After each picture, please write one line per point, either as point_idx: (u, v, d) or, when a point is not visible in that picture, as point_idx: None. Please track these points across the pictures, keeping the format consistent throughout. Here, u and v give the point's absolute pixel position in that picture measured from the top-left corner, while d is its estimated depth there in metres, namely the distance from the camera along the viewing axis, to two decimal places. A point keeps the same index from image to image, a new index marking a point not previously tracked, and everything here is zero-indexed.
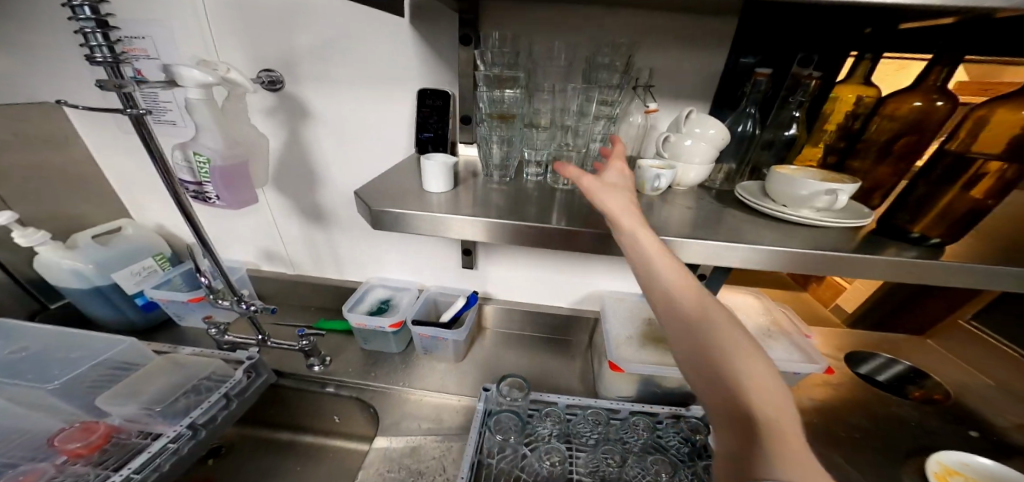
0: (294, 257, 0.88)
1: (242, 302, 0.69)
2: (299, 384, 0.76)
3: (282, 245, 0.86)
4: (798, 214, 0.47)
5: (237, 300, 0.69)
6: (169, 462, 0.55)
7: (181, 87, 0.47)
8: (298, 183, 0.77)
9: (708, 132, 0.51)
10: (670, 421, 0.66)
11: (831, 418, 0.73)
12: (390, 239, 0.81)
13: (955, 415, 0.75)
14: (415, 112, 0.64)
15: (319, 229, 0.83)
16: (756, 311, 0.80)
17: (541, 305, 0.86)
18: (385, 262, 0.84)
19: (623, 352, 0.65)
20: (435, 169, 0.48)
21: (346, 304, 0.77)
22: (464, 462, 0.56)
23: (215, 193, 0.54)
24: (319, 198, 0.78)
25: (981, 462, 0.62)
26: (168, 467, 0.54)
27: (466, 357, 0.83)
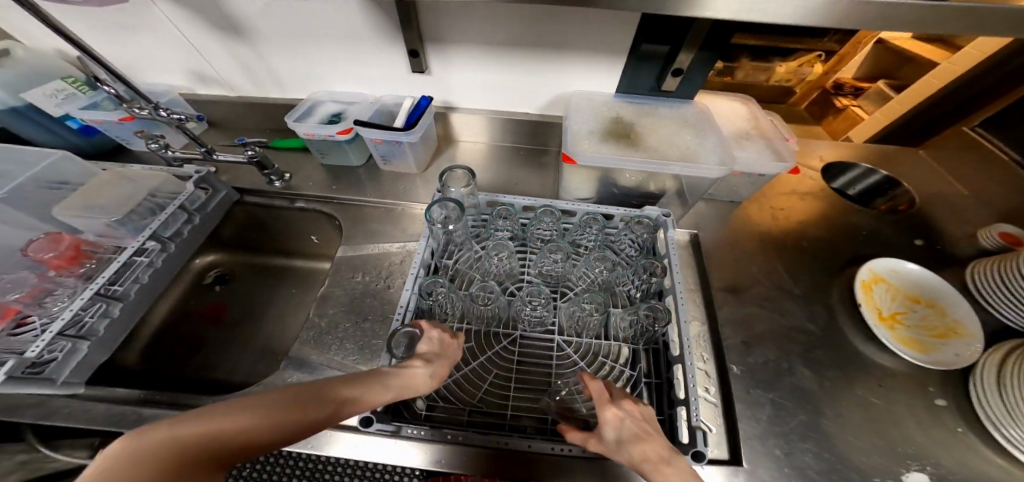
0: (224, 75, 0.77)
1: (162, 111, 0.61)
2: (262, 201, 0.77)
3: (206, 62, 0.75)
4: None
5: (155, 108, 0.61)
6: (147, 274, 0.61)
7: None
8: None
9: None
10: (625, 223, 0.66)
11: (787, 228, 0.75)
12: (320, 42, 0.69)
13: (911, 226, 0.75)
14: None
15: (238, 39, 0.70)
16: (738, 116, 0.74)
17: (509, 111, 0.81)
18: (328, 72, 0.75)
19: (579, 144, 0.63)
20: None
21: (291, 115, 0.72)
22: (415, 259, 0.58)
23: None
24: (221, 1, 0.63)
25: (908, 270, 0.66)
26: (148, 277, 0.61)
27: (429, 168, 0.83)
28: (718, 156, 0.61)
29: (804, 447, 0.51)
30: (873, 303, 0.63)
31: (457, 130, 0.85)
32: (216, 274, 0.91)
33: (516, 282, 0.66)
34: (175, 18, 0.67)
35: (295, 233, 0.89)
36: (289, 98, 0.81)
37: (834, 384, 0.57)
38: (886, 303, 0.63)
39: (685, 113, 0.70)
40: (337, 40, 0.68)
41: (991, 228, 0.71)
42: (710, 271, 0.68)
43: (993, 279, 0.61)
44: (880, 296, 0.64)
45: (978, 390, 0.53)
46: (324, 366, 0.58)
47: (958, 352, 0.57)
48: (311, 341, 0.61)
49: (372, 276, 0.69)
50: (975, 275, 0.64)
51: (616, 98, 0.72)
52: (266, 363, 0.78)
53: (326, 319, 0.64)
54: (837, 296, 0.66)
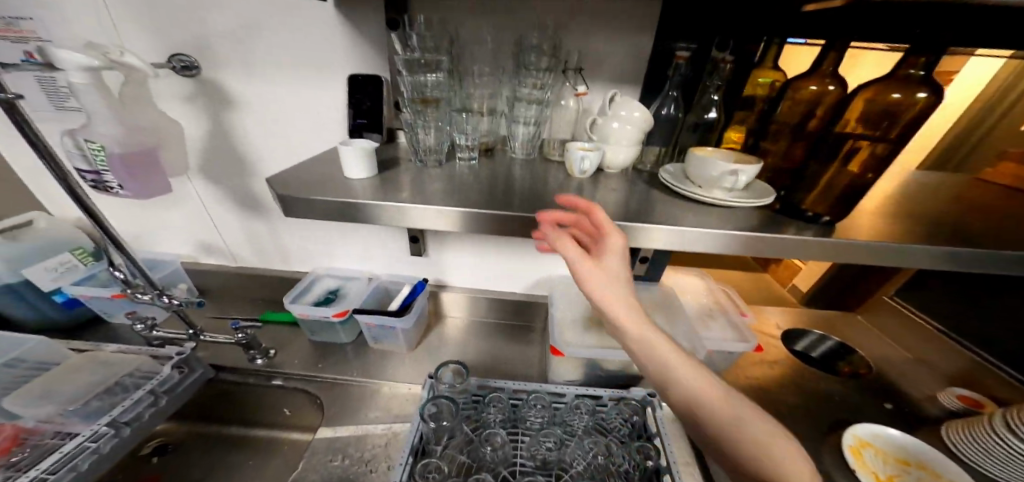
0: (231, 247, 0.83)
1: (163, 296, 0.63)
2: (238, 378, 0.74)
3: (217, 235, 0.81)
4: (709, 196, 0.45)
5: (158, 294, 0.63)
6: (89, 461, 0.52)
7: (62, 70, 0.42)
8: (229, 165, 0.70)
9: (631, 116, 0.50)
10: (613, 402, 0.68)
11: (765, 395, 0.78)
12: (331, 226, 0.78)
13: (876, 390, 0.81)
14: (346, 99, 0.61)
15: (255, 216, 0.78)
16: (699, 291, 0.84)
17: (498, 290, 0.88)
18: (334, 253, 0.82)
19: (566, 336, 0.68)
20: (352, 158, 0.45)
21: (289, 296, 0.75)
22: (402, 449, 0.56)
23: (116, 182, 0.50)
24: (252, 184, 0.73)
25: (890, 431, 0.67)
26: (87, 467, 0.52)
27: (418, 346, 0.83)
28: (688, 340, 0.68)
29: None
30: (866, 469, 0.63)
31: (448, 308, 0.89)
32: (155, 446, 0.77)
33: (509, 467, 0.61)
34: (206, 197, 0.75)
35: (265, 400, 0.81)
36: (288, 270, 0.86)
37: None
38: (881, 471, 0.63)
39: (653, 294, 0.79)
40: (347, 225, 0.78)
41: (948, 389, 0.78)
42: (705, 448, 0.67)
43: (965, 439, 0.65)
44: (872, 462, 0.64)
45: None
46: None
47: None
48: None
49: (350, 458, 0.63)
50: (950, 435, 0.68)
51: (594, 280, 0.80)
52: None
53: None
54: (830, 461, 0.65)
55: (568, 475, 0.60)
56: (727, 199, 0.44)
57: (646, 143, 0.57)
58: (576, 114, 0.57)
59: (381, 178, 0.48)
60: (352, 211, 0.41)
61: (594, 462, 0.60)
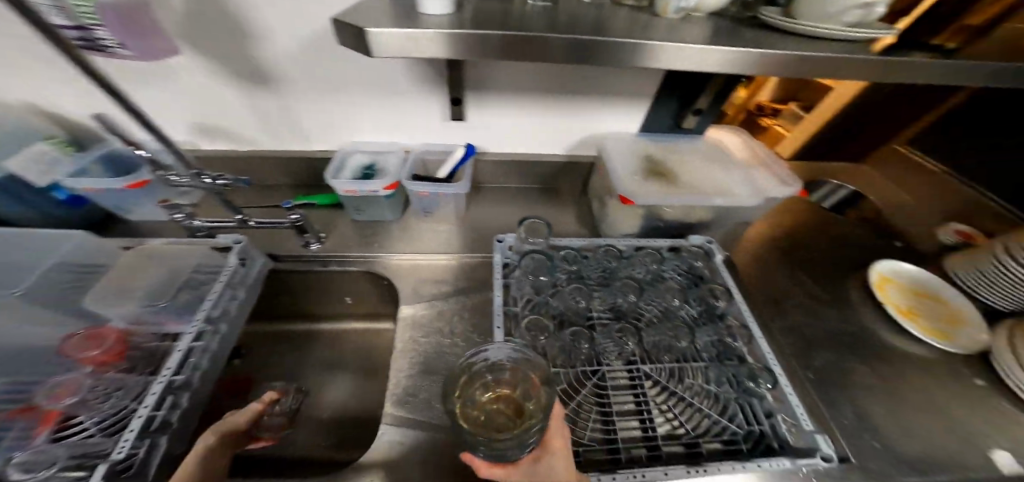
0: (235, 128, 0.70)
1: (205, 177, 0.53)
2: (295, 265, 0.68)
3: (215, 113, 0.68)
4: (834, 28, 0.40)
5: (195, 174, 0.53)
6: (206, 358, 0.50)
7: None
8: (219, 28, 0.56)
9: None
10: (677, 254, 0.70)
11: (793, 238, 0.86)
12: (348, 96, 0.66)
13: (885, 231, 0.89)
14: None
15: (255, 87, 0.64)
16: (738, 149, 0.84)
17: (538, 154, 0.84)
18: (353, 125, 0.71)
19: (627, 184, 0.67)
20: None
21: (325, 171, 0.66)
22: (496, 307, 0.58)
23: (109, 37, 0.48)
24: (258, 53, 0.59)
25: (908, 270, 0.76)
26: (208, 363, 0.50)
27: (467, 214, 0.81)
28: (749, 187, 0.68)
29: (912, 468, 0.51)
30: (891, 301, 0.71)
31: (481, 177, 0.85)
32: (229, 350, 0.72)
33: (585, 319, 0.62)
34: (191, 63, 0.60)
35: (322, 296, 0.75)
36: (307, 150, 0.75)
37: (898, 388, 0.61)
38: (902, 303, 0.71)
39: (701, 147, 0.78)
40: (369, 94, 0.66)
41: (949, 227, 0.83)
42: (754, 288, 0.74)
43: (978, 277, 0.71)
44: (891, 293, 0.73)
45: (1008, 372, 0.60)
46: (418, 429, 0.51)
47: (973, 336, 0.66)
48: (402, 401, 0.54)
49: (439, 330, 0.63)
50: (957, 273, 0.75)
51: (641, 137, 0.79)
52: (326, 433, 0.65)
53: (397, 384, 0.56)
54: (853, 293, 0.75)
55: (643, 319, 0.63)
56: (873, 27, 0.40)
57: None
58: None
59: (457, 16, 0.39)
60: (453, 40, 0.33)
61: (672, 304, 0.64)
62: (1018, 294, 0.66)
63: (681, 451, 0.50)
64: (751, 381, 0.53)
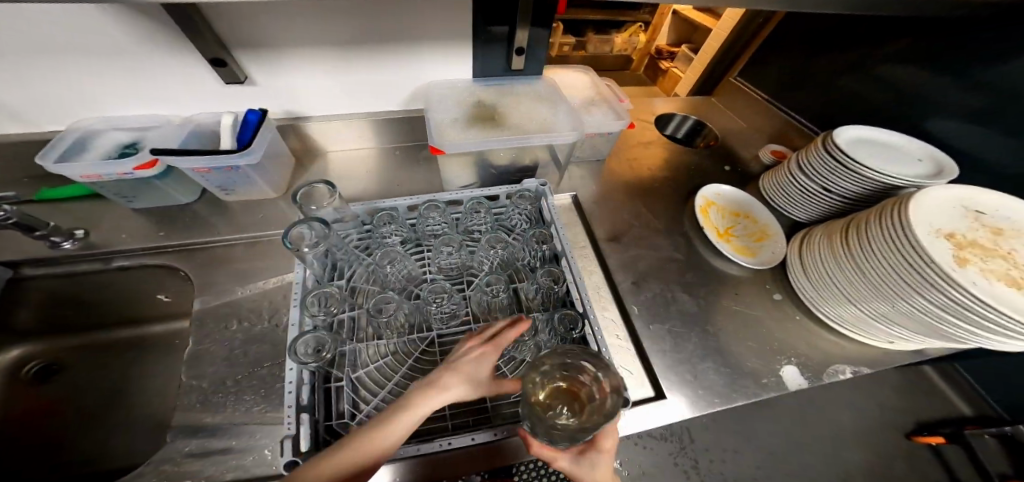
0: None
1: None
2: (58, 270, 0.57)
3: None
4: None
5: None
6: None
7: None
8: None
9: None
10: (510, 200, 0.68)
11: (640, 172, 0.88)
12: (56, 58, 0.51)
13: (722, 155, 0.94)
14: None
15: None
16: (583, 87, 0.83)
17: (370, 111, 0.75)
18: (91, 94, 0.56)
19: (445, 134, 0.62)
20: None
21: (50, 152, 0.53)
22: (294, 291, 0.51)
23: None
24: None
25: (726, 191, 0.84)
26: None
27: (291, 185, 0.71)
28: (569, 122, 0.68)
29: (707, 367, 0.63)
30: (710, 224, 0.78)
31: (322, 141, 0.75)
32: (37, 368, 0.62)
33: (418, 284, 0.62)
34: None
35: (125, 294, 0.62)
36: (38, 133, 0.59)
37: (708, 304, 0.71)
38: (719, 224, 0.79)
39: (536, 89, 0.75)
40: (86, 52, 0.51)
41: (766, 149, 0.93)
42: (594, 226, 0.76)
43: (778, 188, 0.79)
44: (714, 217, 0.80)
45: (794, 275, 0.71)
46: (222, 428, 0.46)
47: (774, 250, 0.75)
48: (198, 404, 0.48)
49: (251, 319, 0.56)
50: (765, 187, 0.83)
51: (475, 83, 0.73)
52: (150, 438, 0.56)
53: (207, 379, 0.50)
54: (687, 221, 0.81)
55: (478, 274, 0.64)
56: None
57: None
58: None
59: None
60: None
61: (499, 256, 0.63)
62: (802, 202, 0.75)
63: (514, 409, 0.52)
64: (562, 326, 0.56)
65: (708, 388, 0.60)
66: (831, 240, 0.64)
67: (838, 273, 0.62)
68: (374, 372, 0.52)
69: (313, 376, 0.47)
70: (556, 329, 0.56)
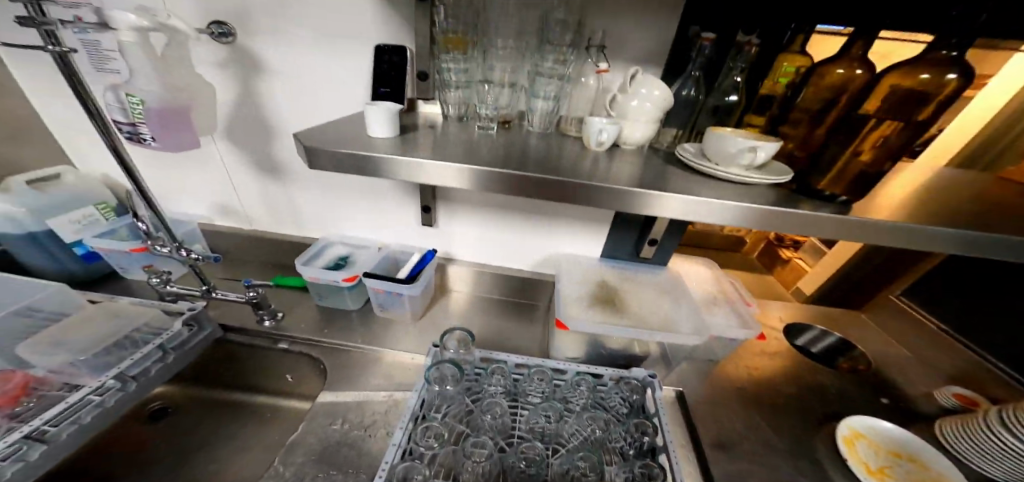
0: (250, 213, 0.85)
1: (182, 250, 0.66)
2: (247, 339, 0.74)
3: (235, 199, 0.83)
4: (727, 172, 0.47)
5: (176, 248, 0.66)
6: (91, 414, 0.54)
7: (113, 29, 0.47)
8: (252, 131, 0.74)
9: (652, 93, 0.52)
10: (614, 383, 0.67)
11: (763, 382, 0.78)
12: (344, 198, 0.80)
13: (872, 384, 0.80)
14: (373, 68, 0.64)
15: (273, 182, 0.80)
16: (703, 280, 0.85)
17: (504, 267, 0.87)
18: (343, 220, 0.83)
19: (571, 310, 0.68)
20: (378, 113, 0.48)
21: (302, 258, 0.76)
22: (406, 408, 0.58)
23: (149, 132, 0.52)
24: (275, 150, 0.76)
25: (885, 428, 0.68)
26: (90, 419, 0.54)
27: (425, 313, 0.84)
28: (693, 322, 0.69)
29: None
30: (858, 459, 0.64)
31: (452, 282, 0.89)
32: (156, 406, 0.75)
33: (506, 439, 0.61)
34: (229, 160, 0.78)
35: (267, 367, 0.77)
36: (298, 237, 0.86)
37: None
38: (873, 463, 0.63)
39: (658, 280, 0.79)
40: (358, 195, 0.78)
41: (943, 388, 0.77)
42: (699, 425, 0.67)
43: (965, 432, 0.64)
44: (863, 451, 0.65)
45: None
46: None
47: None
48: None
49: (350, 422, 0.62)
50: (945, 430, 0.68)
51: (603, 262, 0.81)
52: None
53: (291, 467, 0.55)
54: (823, 449, 0.66)
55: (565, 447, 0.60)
56: (748, 174, 0.47)
57: (664, 124, 0.60)
58: (596, 94, 0.61)
59: (402, 139, 0.50)
60: (369, 166, 0.43)
61: (593, 436, 0.60)
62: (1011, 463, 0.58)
63: None
64: None
65: None
66: None
67: None
68: None
69: None
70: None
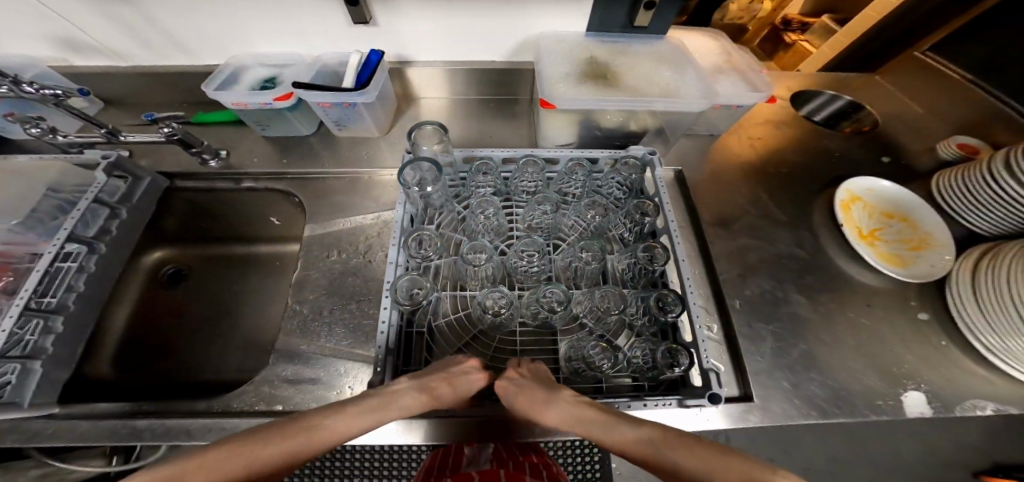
0: (110, 43, 0.63)
1: (26, 85, 0.45)
2: (197, 184, 0.66)
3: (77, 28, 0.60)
4: None
5: (15, 81, 0.45)
6: (82, 280, 0.52)
7: None
8: None
9: None
10: (611, 167, 0.62)
11: (766, 155, 0.75)
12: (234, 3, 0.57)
13: (879, 143, 0.77)
14: None
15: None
16: (708, 52, 0.71)
17: (474, 59, 0.72)
18: (246, 32, 0.62)
19: (556, 89, 0.57)
20: None
21: (212, 82, 0.61)
22: (394, 229, 0.52)
23: None
24: None
25: (882, 188, 0.69)
26: (85, 285, 0.52)
27: (393, 126, 0.73)
28: (699, 88, 0.59)
29: (810, 377, 0.54)
30: (852, 221, 0.67)
31: (417, 87, 0.75)
32: (169, 270, 0.73)
33: (505, 239, 0.60)
34: None
35: (247, 213, 0.71)
36: (201, 66, 0.68)
37: (829, 312, 0.60)
38: (863, 224, 0.67)
39: (658, 50, 0.66)
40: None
41: (950, 140, 0.75)
42: (699, 207, 0.68)
43: (958, 185, 0.66)
44: (858, 215, 0.68)
45: (954, 292, 0.58)
46: (313, 356, 0.51)
47: (933, 263, 0.61)
48: (297, 330, 0.53)
49: (347, 252, 0.60)
50: (940, 184, 0.69)
51: (588, 37, 0.66)
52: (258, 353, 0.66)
53: (307, 305, 0.55)
54: (819, 217, 0.69)
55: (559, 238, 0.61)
56: None
57: None
58: None
59: None
60: None
61: (591, 220, 0.59)
62: (990, 210, 0.61)
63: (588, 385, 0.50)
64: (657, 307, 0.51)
65: (807, 399, 0.52)
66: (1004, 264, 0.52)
67: (1008, 316, 0.51)
68: (451, 323, 0.54)
69: (398, 317, 0.48)
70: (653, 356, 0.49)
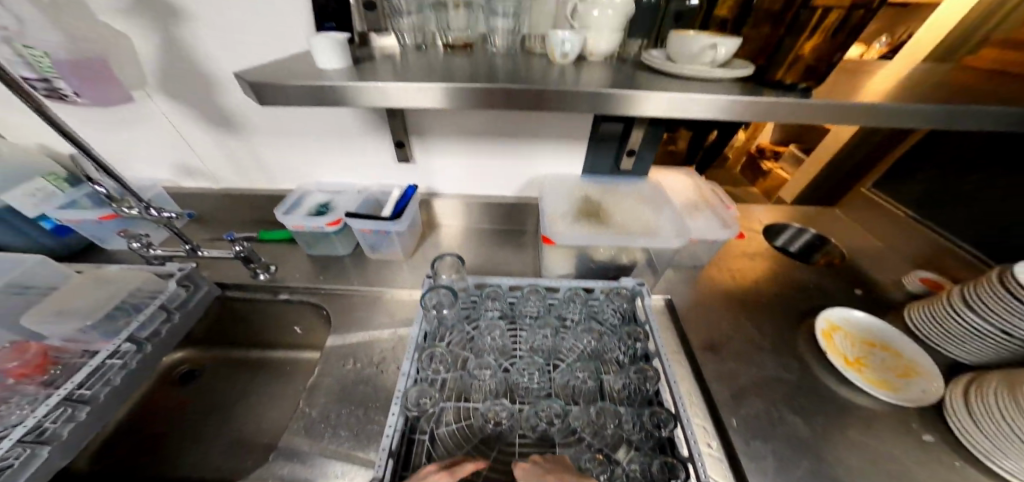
0: (213, 172, 0.80)
1: (152, 209, 0.59)
2: (244, 294, 0.75)
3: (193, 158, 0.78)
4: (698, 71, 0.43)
5: (144, 207, 0.59)
6: (119, 375, 0.56)
7: None
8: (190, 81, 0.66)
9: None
10: (605, 294, 0.70)
11: (746, 287, 0.83)
12: (313, 144, 0.75)
13: (848, 275, 0.86)
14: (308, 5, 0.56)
15: (228, 134, 0.74)
16: (684, 188, 0.85)
17: (490, 195, 0.87)
18: (314, 166, 0.79)
19: (556, 226, 0.69)
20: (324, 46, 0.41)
21: (280, 207, 0.74)
22: (410, 342, 0.59)
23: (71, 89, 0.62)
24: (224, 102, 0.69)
25: (856, 318, 0.75)
26: (120, 380, 0.56)
27: (415, 253, 0.84)
28: (675, 225, 0.71)
29: None
30: (837, 350, 0.70)
31: (439, 215, 0.89)
32: (183, 370, 0.79)
33: (508, 358, 0.65)
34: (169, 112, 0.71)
35: (273, 322, 0.79)
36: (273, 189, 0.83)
37: (829, 436, 0.59)
38: (848, 351, 0.71)
39: (641, 188, 0.80)
40: (324, 139, 0.73)
41: (913, 274, 0.83)
42: (688, 332, 0.74)
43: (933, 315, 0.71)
44: (840, 343, 0.72)
45: (955, 423, 0.58)
46: (313, 456, 0.53)
47: (924, 389, 0.63)
48: (302, 431, 0.55)
49: (362, 362, 0.65)
50: (914, 316, 0.74)
51: (584, 179, 0.81)
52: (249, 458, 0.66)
53: (316, 408, 0.58)
54: (803, 344, 0.73)
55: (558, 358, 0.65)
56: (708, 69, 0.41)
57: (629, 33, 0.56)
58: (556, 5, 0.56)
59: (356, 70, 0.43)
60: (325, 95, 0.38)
61: (587, 346, 0.65)
62: (969, 343, 0.65)
63: None
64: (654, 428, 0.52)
65: None
66: (986, 392, 0.55)
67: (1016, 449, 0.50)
68: (453, 435, 0.54)
69: (404, 423, 0.50)
70: (649, 470, 0.48)
